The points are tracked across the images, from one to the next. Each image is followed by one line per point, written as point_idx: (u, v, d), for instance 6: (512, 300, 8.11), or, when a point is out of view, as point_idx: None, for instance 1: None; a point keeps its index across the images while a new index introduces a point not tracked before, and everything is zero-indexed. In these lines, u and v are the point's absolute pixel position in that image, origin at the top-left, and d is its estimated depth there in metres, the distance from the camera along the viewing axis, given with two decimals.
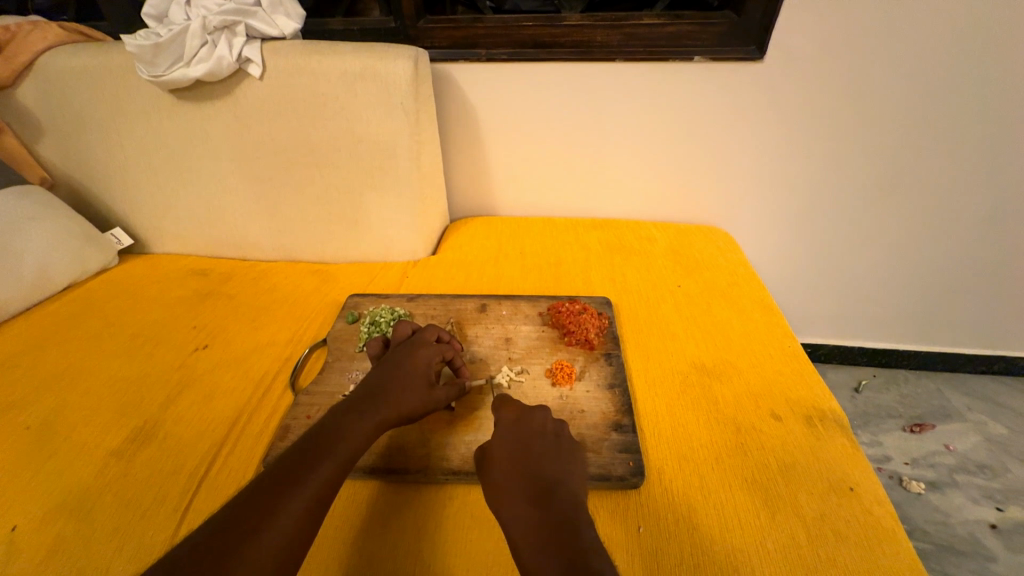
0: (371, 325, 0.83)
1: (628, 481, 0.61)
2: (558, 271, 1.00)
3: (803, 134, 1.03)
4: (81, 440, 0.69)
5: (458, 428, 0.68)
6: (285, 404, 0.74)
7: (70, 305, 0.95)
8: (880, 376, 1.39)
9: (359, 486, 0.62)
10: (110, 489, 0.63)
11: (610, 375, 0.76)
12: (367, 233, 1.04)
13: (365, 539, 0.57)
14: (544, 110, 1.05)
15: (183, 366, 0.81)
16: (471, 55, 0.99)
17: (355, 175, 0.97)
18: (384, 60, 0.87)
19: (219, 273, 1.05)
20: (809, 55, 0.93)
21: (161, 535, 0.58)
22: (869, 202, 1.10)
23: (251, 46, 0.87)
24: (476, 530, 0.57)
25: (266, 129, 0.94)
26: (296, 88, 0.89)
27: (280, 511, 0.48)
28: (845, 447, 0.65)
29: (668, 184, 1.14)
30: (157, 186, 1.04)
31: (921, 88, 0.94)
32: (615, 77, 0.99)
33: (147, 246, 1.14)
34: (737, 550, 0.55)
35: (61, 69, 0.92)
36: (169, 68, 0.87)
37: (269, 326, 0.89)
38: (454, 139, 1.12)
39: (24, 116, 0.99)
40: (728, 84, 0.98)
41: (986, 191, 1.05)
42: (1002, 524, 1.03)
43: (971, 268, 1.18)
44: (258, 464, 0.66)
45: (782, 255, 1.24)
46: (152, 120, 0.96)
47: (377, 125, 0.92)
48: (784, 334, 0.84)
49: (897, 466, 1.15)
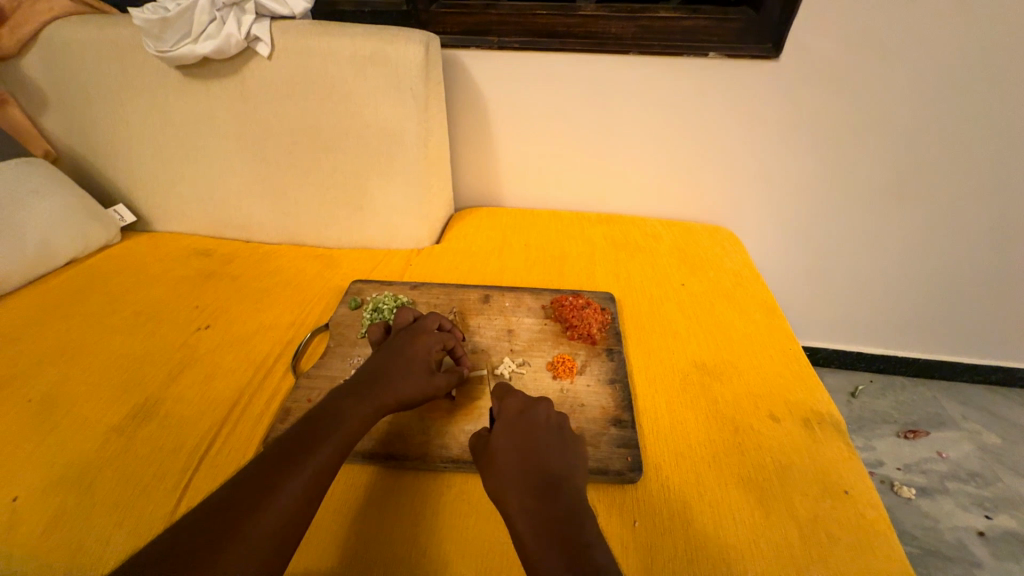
0: (374, 311, 0.83)
1: (625, 476, 0.61)
2: (562, 265, 1.00)
3: (813, 136, 1.02)
4: (83, 415, 0.69)
5: (458, 417, 0.68)
6: (286, 386, 0.74)
7: (72, 280, 0.95)
8: (877, 381, 1.39)
9: (357, 471, 0.63)
10: (110, 464, 0.63)
11: (611, 370, 0.76)
12: (372, 219, 1.04)
13: (362, 523, 0.57)
14: (555, 102, 1.04)
15: (185, 345, 0.81)
16: (482, 42, 0.98)
17: (362, 160, 0.97)
18: (395, 43, 0.85)
19: (223, 253, 1.05)
20: (824, 56, 0.92)
21: (160, 511, 0.58)
22: (875, 207, 1.10)
23: (261, 25, 0.85)
24: (473, 518, 0.58)
25: (274, 110, 0.93)
26: (305, 69, 0.88)
27: (280, 491, 0.48)
28: (842, 451, 0.66)
29: (675, 181, 1.14)
30: (162, 163, 1.03)
31: (935, 94, 0.93)
32: (627, 71, 0.98)
33: (150, 224, 1.14)
34: (730, 548, 0.56)
35: (66, 40, 0.91)
36: (176, 44, 0.85)
37: (271, 308, 0.89)
38: (463, 128, 1.11)
39: (29, 87, 0.98)
40: (741, 82, 0.97)
41: (993, 201, 1.05)
42: (990, 531, 1.04)
43: (974, 278, 1.18)
44: (258, 445, 0.66)
45: (785, 257, 1.24)
46: (159, 96, 0.95)
47: (386, 110, 0.91)
48: (786, 336, 0.84)
49: (889, 471, 1.16)
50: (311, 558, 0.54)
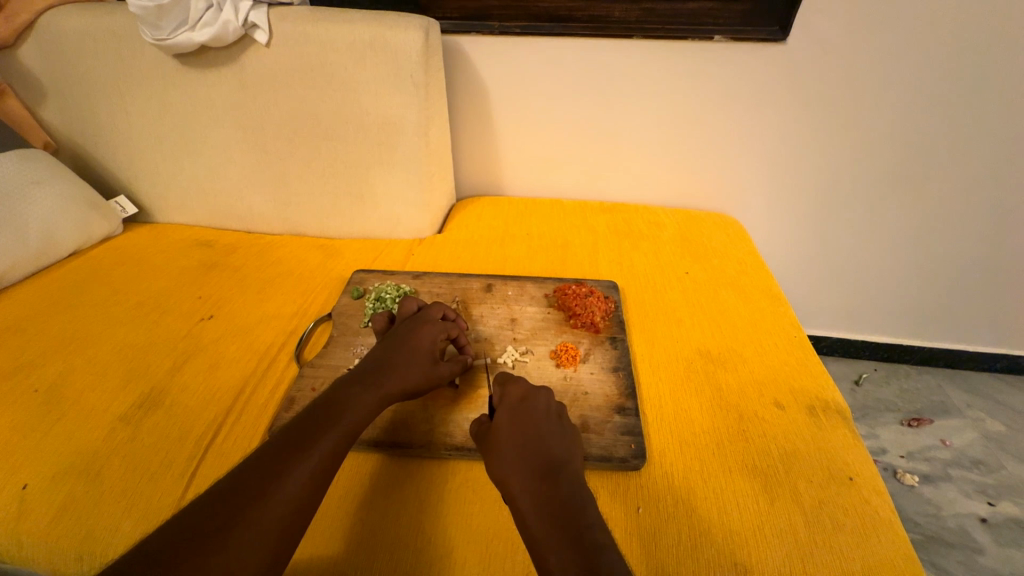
0: (376, 300, 0.83)
1: (629, 463, 0.61)
2: (565, 253, 1.00)
3: (817, 123, 1.01)
4: (89, 405, 0.69)
5: (461, 405, 0.68)
6: (290, 375, 0.75)
7: (75, 271, 0.95)
8: (881, 369, 1.39)
9: (362, 459, 0.63)
10: (118, 452, 0.64)
11: (615, 359, 0.76)
12: (373, 208, 1.03)
13: (367, 510, 0.58)
14: (557, 88, 1.03)
15: (189, 335, 0.81)
16: (483, 27, 0.96)
17: (362, 149, 0.96)
18: (394, 29, 0.84)
19: (225, 244, 1.04)
20: (830, 39, 0.90)
21: (168, 498, 0.59)
22: (880, 194, 1.09)
23: (258, 11, 0.84)
24: (478, 504, 0.58)
25: (272, 98, 0.92)
26: (303, 57, 0.87)
27: (285, 478, 0.49)
28: (847, 438, 0.65)
29: (677, 169, 1.12)
30: (162, 154, 1.02)
31: (939, 79, 0.91)
32: (630, 56, 0.97)
33: (152, 215, 1.13)
34: (734, 534, 0.56)
35: (62, 29, 0.90)
36: (173, 32, 0.84)
37: (274, 298, 0.89)
38: (463, 116, 1.10)
39: (28, 78, 0.97)
40: (745, 67, 0.96)
41: (998, 187, 1.03)
42: (993, 518, 1.04)
43: (979, 265, 1.17)
44: (263, 433, 0.66)
45: (790, 245, 1.23)
46: (157, 87, 0.94)
47: (386, 98, 0.90)
48: (791, 323, 0.84)
49: (892, 459, 1.16)
50: (316, 545, 0.55)
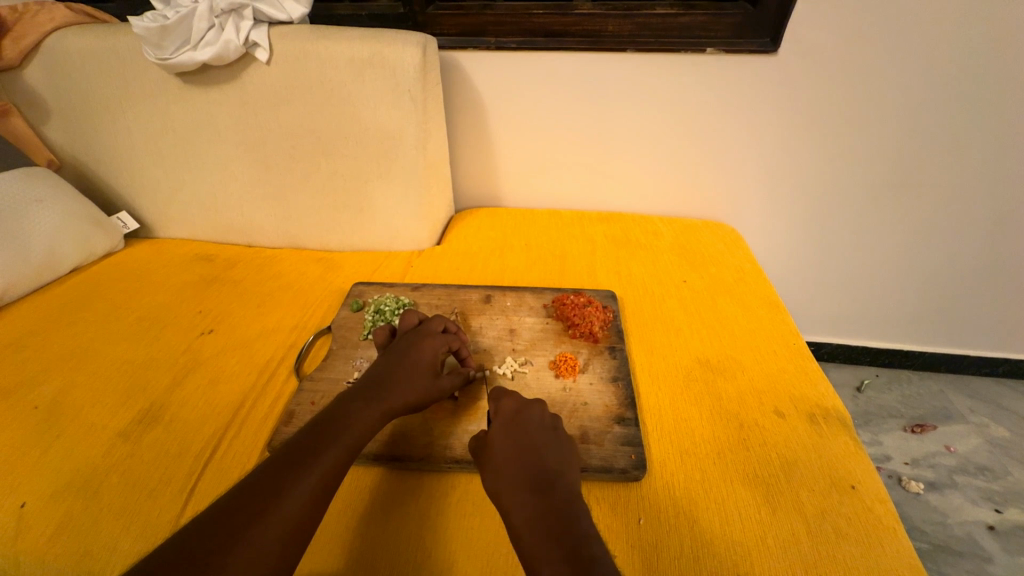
0: (376, 313, 0.83)
1: (629, 474, 0.61)
2: (563, 263, 1.00)
3: (807, 132, 1.02)
4: (88, 421, 0.70)
5: (462, 417, 0.68)
6: (290, 389, 0.75)
7: (76, 287, 0.96)
8: (882, 376, 1.38)
9: (362, 473, 0.63)
10: (117, 469, 0.63)
11: (614, 368, 0.76)
12: (373, 221, 1.04)
13: (367, 525, 0.57)
14: (553, 101, 1.04)
15: (189, 350, 0.81)
16: (480, 42, 0.98)
17: (362, 163, 0.97)
18: (391, 46, 0.86)
19: (225, 259, 1.05)
20: (822, 49, 0.92)
21: (166, 515, 0.59)
22: (876, 201, 1.10)
23: (258, 30, 0.85)
24: (477, 518, 0.57)
25: (273, 114, 0.93)
26: (303, 73, 0.88)
27: (284, 495, 0.48)
28: (848, 446, 0.65)
29: (672, 179, 1.13)
30: (163, 171, 1.04)
31: (931, 86, 0.93)
32: (626, 69, 0.98)
33: (153, 230, 1.14)
34: (737, 546, 0.55)
35: (66, 50, 0.92)
36: (175, 51, 0.86)
37: (274, 311, 0.90)
38: (462, 128, 1.11)
39: (33, 97, 0.99)
40: (738, 78, 0.97)
41: (994, 192, 1.04)
42: (999, 526, 1.03)
43: (975, 270, 1.17)
44: (263, 447, 0.66)
45: (786, 253, 1.23)
46: (160, 105, 0.95)
47: (385, 113, 0.91)
48: (790, 331, 0.84)
49: (896, 466, 1.15)
50: (316, 560, 0.54)
